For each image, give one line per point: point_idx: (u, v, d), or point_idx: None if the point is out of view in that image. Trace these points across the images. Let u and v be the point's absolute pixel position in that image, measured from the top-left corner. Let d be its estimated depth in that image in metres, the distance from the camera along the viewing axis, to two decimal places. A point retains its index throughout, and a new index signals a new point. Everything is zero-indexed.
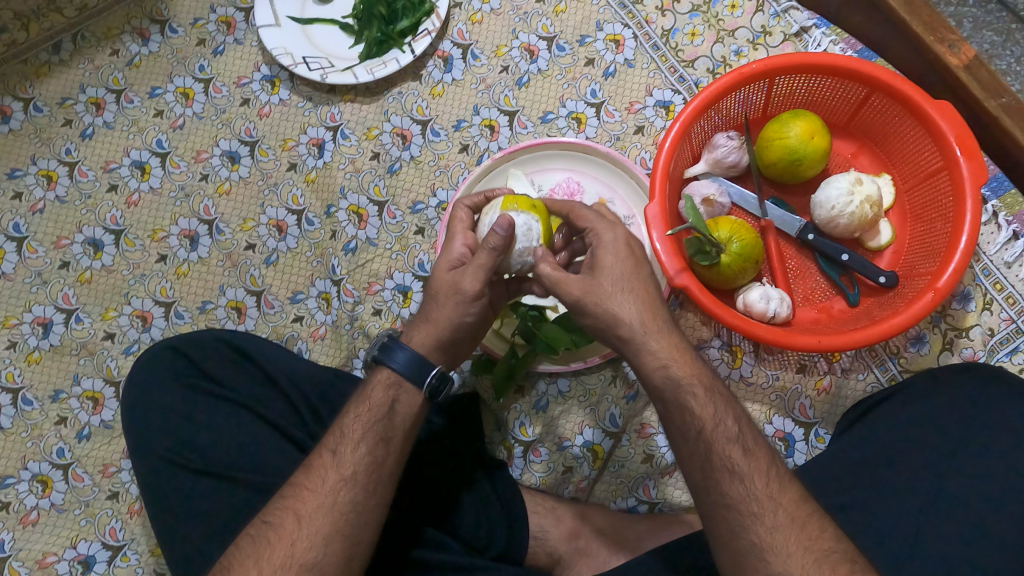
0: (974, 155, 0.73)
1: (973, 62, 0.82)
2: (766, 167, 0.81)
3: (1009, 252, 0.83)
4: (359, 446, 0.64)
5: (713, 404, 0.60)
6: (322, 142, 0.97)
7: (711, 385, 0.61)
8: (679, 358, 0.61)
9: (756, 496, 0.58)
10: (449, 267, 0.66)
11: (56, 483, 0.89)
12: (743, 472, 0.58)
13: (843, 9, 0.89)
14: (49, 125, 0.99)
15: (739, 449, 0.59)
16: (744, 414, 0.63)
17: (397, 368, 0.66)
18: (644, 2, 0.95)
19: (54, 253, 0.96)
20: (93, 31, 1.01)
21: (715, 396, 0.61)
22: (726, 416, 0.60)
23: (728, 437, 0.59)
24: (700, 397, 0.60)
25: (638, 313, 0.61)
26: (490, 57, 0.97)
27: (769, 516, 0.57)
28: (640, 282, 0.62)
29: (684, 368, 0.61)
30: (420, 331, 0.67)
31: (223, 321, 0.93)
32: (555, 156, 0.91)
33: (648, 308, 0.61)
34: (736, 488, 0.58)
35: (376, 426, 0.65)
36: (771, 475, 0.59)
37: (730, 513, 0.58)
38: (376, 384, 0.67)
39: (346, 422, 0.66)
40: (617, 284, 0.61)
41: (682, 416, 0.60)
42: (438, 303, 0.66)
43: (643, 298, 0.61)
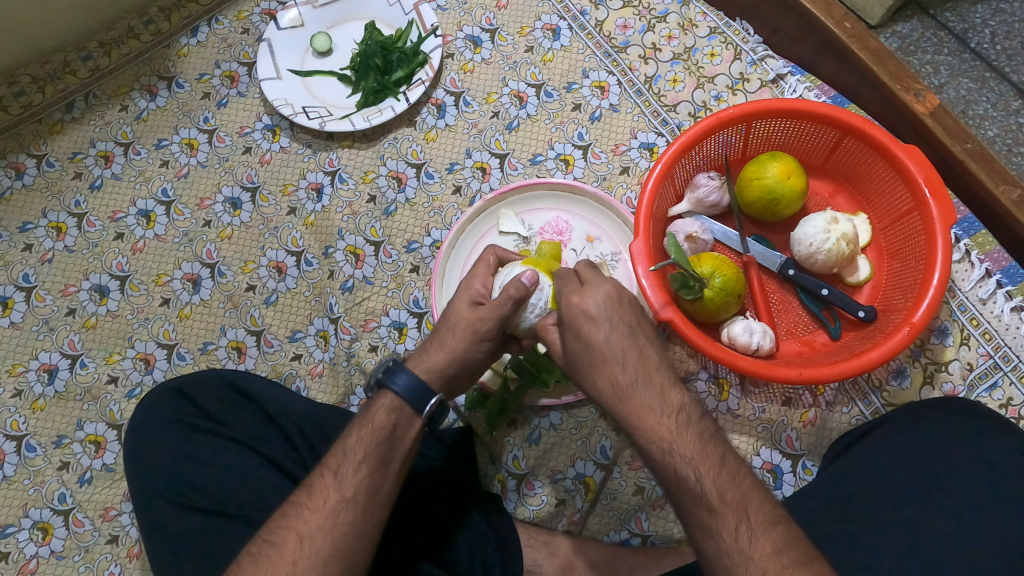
0: (942, 197, 0.77)
1: (938, 110, 0.86)
2: (746, 206, 0.85)
3: (983, 289, 0.86)
4: (361, 468, 0.65)
5: (672, 464, 0.57)
6: (321, 186, 1.00)
7: (670, 444, 0.57)
8: (638, 422, 0.58)
9: (726, 552, 0.54)
10: (468, 304, 0.71)
11: (57, 529, 0.91)
12: (709, 527, 0.55)
13: (816, 58, 0.94)
14: (60, 178, 1.03)
15: (704, 506, 0.55)
16: (723, 457, 0.57)
17: (398, 391, 0.69)
18: (628, 51, 1.00)
19: (62, 300, 0.99)
20: (104, 91, 1.06)
21: (674, 453, 0.57)
22: (686, 475, 0.56)
23: (692, 492, 0.56)
24: (658, 459, 0.58)
25: (603, 384, 0.60)
26: (482, 103, 1.01)
27: (741, 572, 0.53)
28: (597, 355, 0.60)
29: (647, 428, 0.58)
30: (429, 359, 0.70)
31: (223, 361, 0.95)
32: (544, 197, 0.95)
33: (608, 380, 0.59)
34: (707, 543, 0.56)
35: (378, 449, 0.66)
36: (742, 528, 0.54)
37: (708, 564, 0.56)
38: (380, 407, 0.68)
39: (349, 443, 0.67)
40: (580, 363, 0.61)
41: (655, 471, 0.58)
42: (448, 335, 0.70)
43: (603, 368, 0.60)
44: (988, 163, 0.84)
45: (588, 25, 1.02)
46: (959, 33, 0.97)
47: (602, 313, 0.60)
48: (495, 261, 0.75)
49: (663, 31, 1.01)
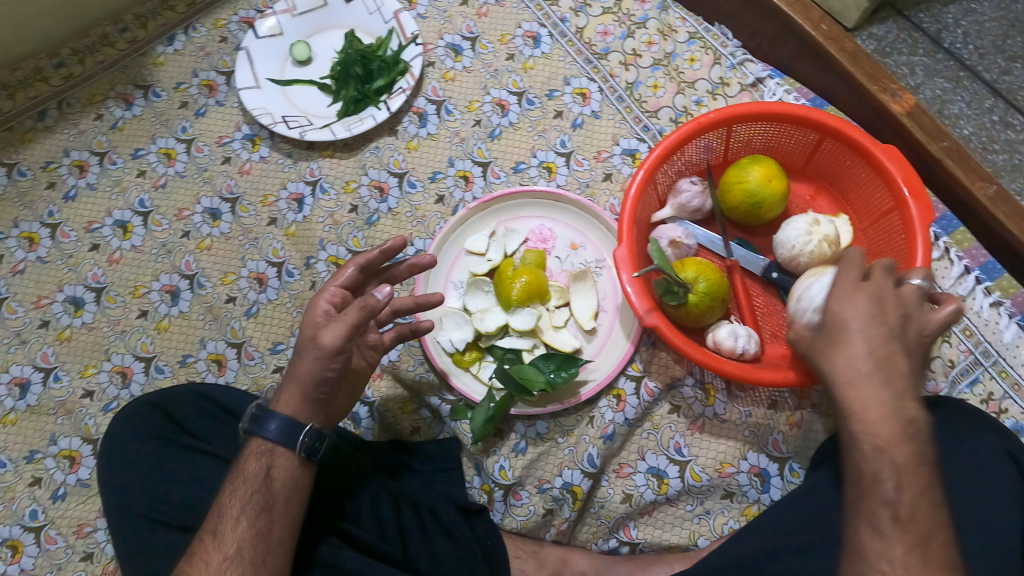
0: (921, 197, 0.77)
1: (915, 109, 0.87)
2: (729, 210, 0.85)
3: (963, 286, 0.87)
4: (239, 520, 0.64)
5: (882, 464, 0.58)
6: (302, 196, 0.99)
7: (888, 444, 0.58)
8: (864, 415, 0.59)
9: (891, 557, 0.56)
10: (341, 325, 0.64)
11: (27, 547, 0.88)
12: (886, 531, 0.57)
13: (795, 60, 0.95)
14: (32, 189, 1.01)
15: (890, 513, 0.57)
16: (930, 483, 0.58)
17: (275, 440, 0.66)
18: (609, 57, 1.01)
19: (34, 312, 0.97)
20: (79, 98, 1.05)
21: (888, 457, 0.58)
22: (890, 480, 0.57)
23: (882, 498, 0.57)
24: (867, 452, 0.59)
25: (858, 371, 0.60)
26: (464, 112, 1.01)
27: (891, 573, 0.56)
28: (881, 356, 0.60)
29: (880, 427, 0.59)
30: (286, 393, 0.66)
31: (203, 374, 0.93)
32: (528, 205, 0.94)
33: (851, 363, 0.61)
34: (873, 541, 0.57)
35: (253, 498, 0.65)
36: (918, 548, 0.56)
37: (858, 558, 0.58)
38: (249, 456, 0.67)
39: (224, 500, 0.66)
40: (830, 343, 0.63)
41: (852, 460, 0.61)
42: (308, 351, 0.65)
43: (869, 361, 0.60)
44: (965, 162, 0.85)
45: (568, 32, 1.03)
46: (934, 34, 0.99)
47: (873, 309, 0.62)
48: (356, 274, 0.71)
49: (643, 37, 1.01)
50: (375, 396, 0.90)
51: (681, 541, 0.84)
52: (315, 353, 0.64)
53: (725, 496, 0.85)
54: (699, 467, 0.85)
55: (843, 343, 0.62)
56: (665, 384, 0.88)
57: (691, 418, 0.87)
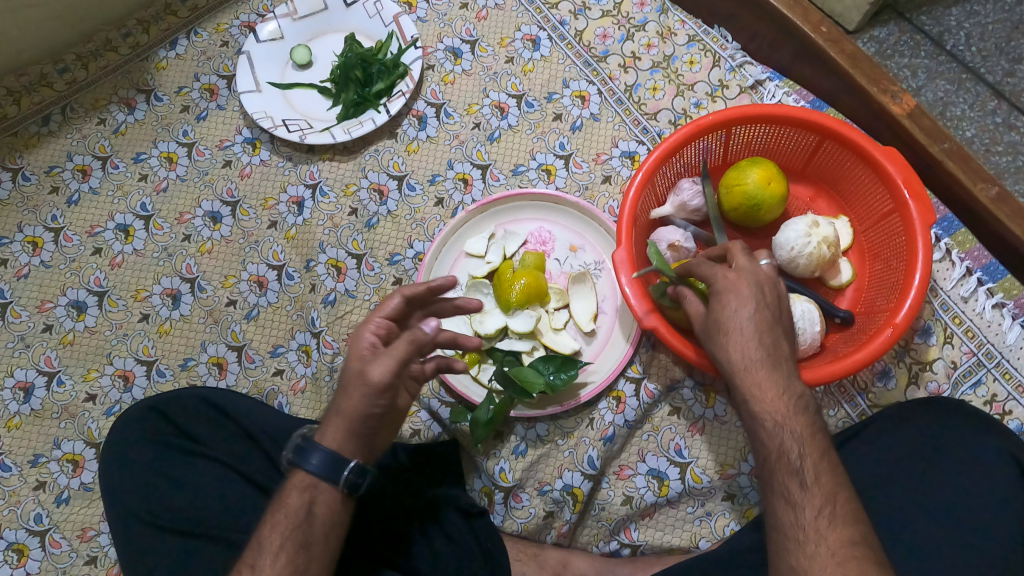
0: (921, 198, 0.77)
1: (915, 111, 0.86)
2: (728, 212, 0.85)
3: (964, 287, 0.87)
4: (279, 556, 0.62)
5: (781, 438, 0.59)
6: (302, 199, 0.99)
7: (784, 418, 0.59)
8: (760, 396, 0.59)
9: (804, 525, 0.57)
10: (388, 356, 0.64)
11: (32, 551, 0.88)
12: (795, 500, 0.58)
13: (794, 62, 0.95)
14: (35, 193, 1.02)
15: (796, 481, 0.58)
16: (826, 447, 0.59)
17: (320, 475, 0.64)
18: (608, 60, 1.01)
19: (37, 316, 0.97)
20: (81, 103, 1.05)
21: (788, 429, 0.59)
22: (792, 451, 0.58)
23: (789, 468, 0.58)
24: (767, 429, 0.59)
25: (747, 354, 0.60)
26: (463, 115, 1.01)
27: (811, 546, 0.56)
28: (755, 342, 0.60)
29: (772, 403, 0.59)
30: (332, 427, 0.65)
31: (204, 377, 0.94)
32: (527, 207, 0.94)
33: (740, 347, 0.60)
34: (787, 514, 0.58)
35: (294, 534, 0.63)
36: (826, 509, 0.57)
37: (779, 535, 0.59)
38: (292, 489, 0.65)
39: (264, 533, 0.64)
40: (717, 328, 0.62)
41: (756, 440, 0.61)
42: (357, 384, 0.64)
43: (759, 349, 0.60)
44: (966, 162, 0.85)
45: (568, 35, 1.03)
46: (936, 36, 0.99)
47: (753, 292, 0.61)
48: (401, 305, 0.68)
49: (642, 39, 1.01)
50: None
51: (682, 543, 0.84)
52: (365, 387, 0.64)
53: (726, 498, 0.84)
54: (699, 469, 0.85)
55: (727, 329, 0.61)
56: (664, 386, 0.88)
57: (691, 420, 0.86)
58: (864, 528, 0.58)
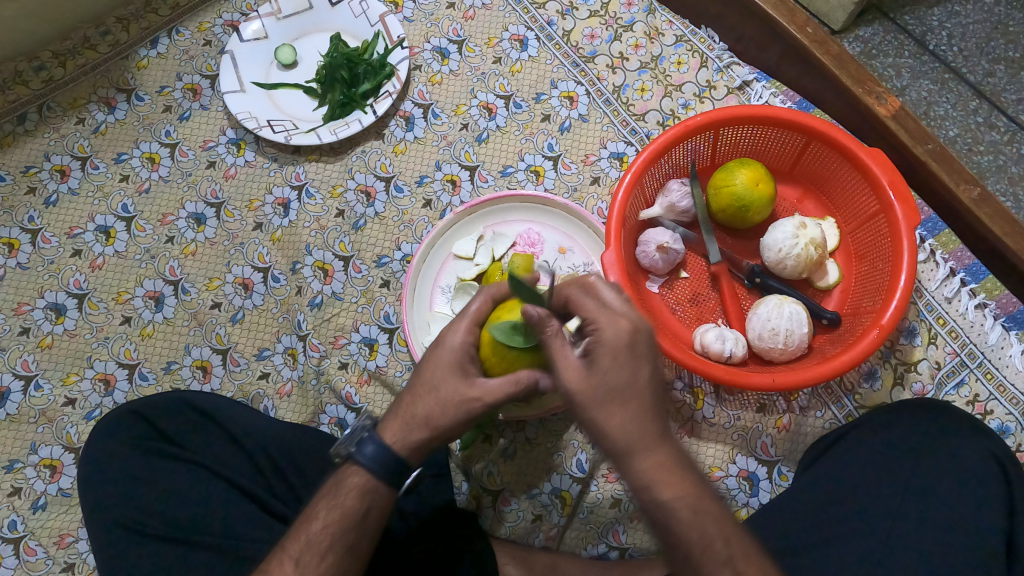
0: (907, 199, 0.78)
1: (899, 112, 0.87)
2: (716, 213, 0.85)
3: (948, 288, 0.87)
4: (324, 559, 0.63)
5: (697, 529, 0.53)
6: (287, 201, 0.98)
7: (687, 503, 0.53)
8: (659, 481, 0.53)
9: None
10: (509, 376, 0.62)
11: (8, 558, 0.87)
12: None
13: (781, 63, 0.95)
14: (13, 193, 1.00)
15: (731, 573, 0.53)
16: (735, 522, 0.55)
17: (379, 479, 0.64)
18: (596, 60, 1.01)
19: (15, 319, 0.95)
20: (60, 102, 1.04)
21: (705, 516, 0.53)
22: (713, 537, 0.53)
23: (718, 560, 0.53)
24: (685, 520, 0.53)
25: (631, 434, 0.53)
26: (451, 115, 1.00)
27: None
28: (637, 414, 0.54)
29: (670, 489, 0.53)
30: (403, 428, 0.65)
31: (187, 381, 0.92)
32: (515, 209, 0.94)
33: (622, 427, 0.53)
34: None
35: (344, 537, 0.63)
36: None
37: None
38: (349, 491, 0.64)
39: (314, 530, 0.64)
40: (601, 407, 0.54)
41: (669, 536, 0.54)
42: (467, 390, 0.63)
43: (638, 422, 0.54)
44: (949, 164, 0.85)
45: (555, 35, 1.02)
46: (919, 37, 1.00)
47: (631, 354, 0.54)
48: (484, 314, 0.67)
49: (630, 40, 1.01)
50: (364, 404, 0.89)
51: None
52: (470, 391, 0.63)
53: None
54: None
55: (615, 403, 0.54)
56: None
57: (680, 422, 0.87)
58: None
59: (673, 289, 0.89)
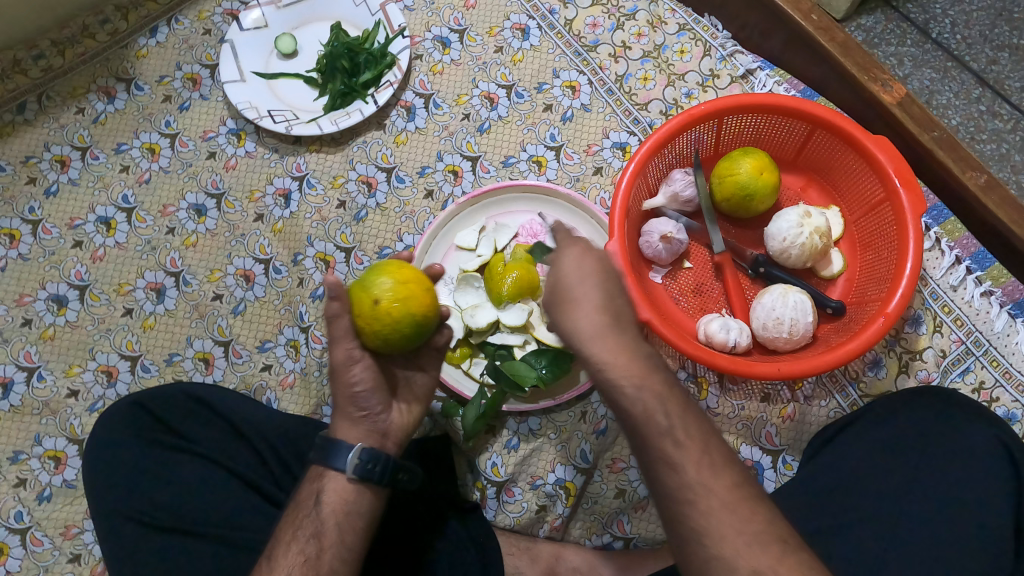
0: (913, 186, 0.77)
1: (905, 99, 0.86)
2: (719, 203, 0.84)
3: (954, 276, 0.87)
4: (291, 547, 0.65)
5: (644, 400, 0.53)
6: (288, 191, 0.98)
7: (636, 381, 0.53)
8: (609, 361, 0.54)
9: (689, 484, 0.51)
10: (348, 335, 0.66)
11: (14, 549, 0.87)
12: (674, 461, 0.52)
13: (785, 51, 0.95)
14: (12, 183, 1.00)
15: (671, 442, 0.52)
16: (687, 405, 0.55)
17: (334, 467, 0.67)
18: (598, 50, 1.00)
19: (17, 310, 0.95)
20: (58, 91, 1.03)
21: (651, 393, 0.53)
22: (654, 409, 0.53)
23: (660, 430, 0.52)
24: (629, 395, 0.53)
25: (589, 320, 0.55)
26: (452, 105, 1.00)
27: (703, 503, 0.51)
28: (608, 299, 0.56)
29: (624, 367, 0.54)
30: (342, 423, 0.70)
31: (190, 373, 0.92)
32: (518, 199, 0.93)
33: (581, 315, 0.55)
34: (671, 478, 0.52)
35: (303, 524, 0.66)
36: (705, 460, 0.52)
37: (668, 502, 0.52)
38: (305, 482, 0.69)
39: (281, 529, 0.68)
40: (563, 300, 0.56)
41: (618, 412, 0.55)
42: (337, 381, 0.68)
43: (594, 311, 0.55)
44: (957, 152, 0.85)
45: (557, 24, 1.02)
46: (921, 24, 0.99)
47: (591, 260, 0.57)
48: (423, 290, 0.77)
49: (633, 29, 1.00)
50: None
51: None
52: (346, 381, 0.68)
53: None
54: None
55: (571, 301, 0.56)
56: None
57: None
58: (742, 470, 0.54)
59: (677, 279, 0.88)
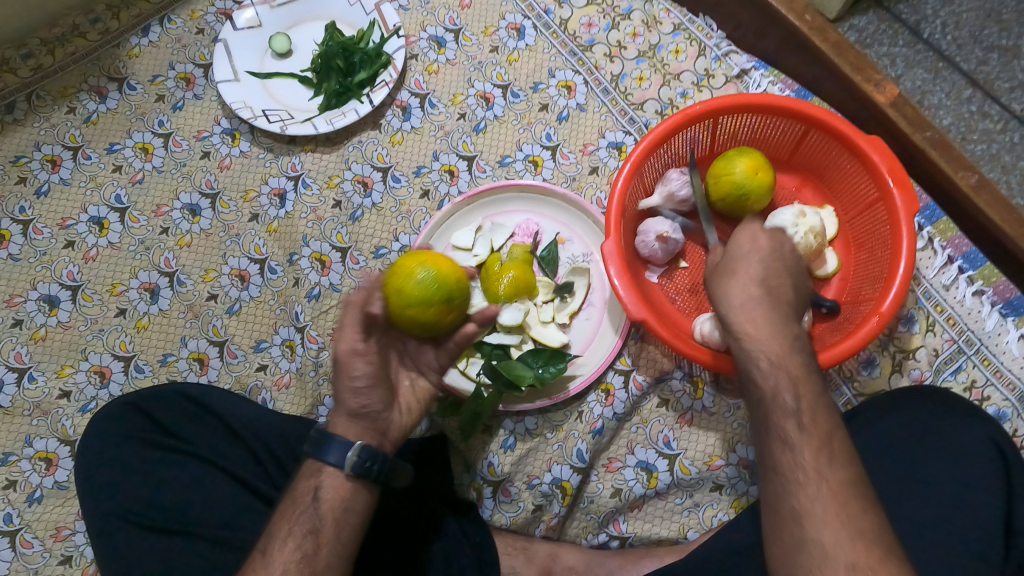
0: (906, 186, 0.78)
1: (898, 99, 0.87)
2: (715, 203, 0.84)
3: (946, 275, 0.88)
4: (287, 544, 0.65)
5: (778, 378, 0.61)
6: (283, 191, 0.98)
7: (780, 360, 0.61)
8: (754, 338, 0.62)
9: (803, 467, 0.58)
10: (356, 330, 0.68)
11: (3, 551, 0.86)
12: (793, 441, 0.59)
13: (779, 51, 0.95)
14: (3, 183, 0.99)
15: (795, 423, 0.59)
16: (820, 390, 0.61)
17: (333, 463, 0.67)
18: (594, 49, 1.00)
19: (8, 311, 0.94)
20: (50, 90, 1.02)
21: (785, 373, 0.61)
22: (785, 389, 0.60)
23: (785, 410, 0.60)
24: (763, 369, 0.62)
25: (739, 299, 0.64)
26: (448, 105, 0.99)
27: (812, 487, 0.57)
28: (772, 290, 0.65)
29: (774, 349, 0.62)
30: (343, 419, 0.70)
31: (184, 373, 0.92)
32: (514, 199, 0.93)
33: (736, 294, 0.65)
34: (785, 457, 0.59)
35: (300, 520, 0.66)
36: (824, 449, 0.58)
37: (776, 477, 0.60)
38: (301, 478, 0.69)
39: (274, 525, 0.67)
40: (723, 275, 0.67)
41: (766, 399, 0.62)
42: (340, 375, 0.69)
43: (746, 295, 0.64)
44: (948, 151, 0.86)
45: (552, 23, 1.02)
46: (913, 25, 0.99)
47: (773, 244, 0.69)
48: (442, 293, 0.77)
49: (628, 29, 1.00)
50: None
51: (670, 534, 0.84)
52: (348, 373, 0.69)
53: (714, 488, 0.85)
54: (688, 460, 0.85)
55: (734, 276, 0.66)
56: (653, 378, 0.88)
57: (680, 411, 0.86)
58: (859, 468, 0.59)
59: (674, 280, 0.88)
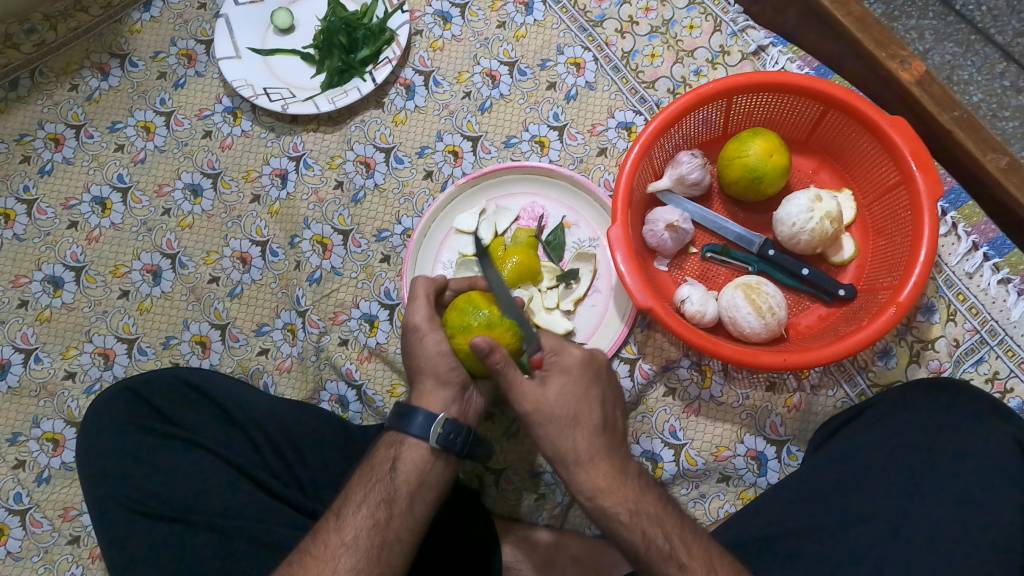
0: (929, 169, 0.74)
1: (924, 77, 0.83)
2: (728, 185, 0.81)
3: (970, 262, 0.84)
4: (361, 509, 0.65)
5: (640, 525, 0.62)
6: (285, 172, 0.96)
7: (633, 507, 0.63)
8: (604, 492, 0.63)
9: None
10: (425, 306, 0.71)
11: (14, 529, 0.87)
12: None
13: (798, 27, 0.91)
14: (7, 161, 0.98)
15: (675, 566, 0.61)
16: (681, 518, 0.64)
17: (416, 435, 0.66)
18: (604, 25, 0.96)
19: (13, 291, 0.94)
20: (52, 67, 1.01)
21: (643, 517, 0.62)
22: (655, 534, 0.62)
23: (662, 555, 0.62)
24: (625, 523, 0.62)
25: (575, 442, 0.64)
26: (453, 83, 0.97)
27: None
28: (586, 433, 0.64)
29: (613, 496, 0.63)
30: (428, 391, 0.69)
31: (186, 356, 0.91)
32: (519, 181, 0.91)
33: (566, 438, 0.64)
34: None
35: (376, 487, 0.65)
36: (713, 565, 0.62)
37: None
38: (381, 445, 0.68)
39: (352, 486, 0.67)
40: (555, 422, 0.64)
41: (618, 542, 0.63)
42: (417, 342, 0.70)
43: (585, 439, 0.64)
44: (976, 132, 0.82)
45: None
46: None
47: (583, 375, 0.66)
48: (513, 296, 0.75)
49: (640, 2, 0.96)
50: (363, 379, 0.88)
51: None
52: (423, 342, 0.69)
53: (721, 479, 0.83)
54: (694, 451, 0.84)
55: (574, 417, 0.65)
56: (660, 366, 0.86)
57: (687, 401, 0.85)
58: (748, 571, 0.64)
59: (684, 266, 0.86)
